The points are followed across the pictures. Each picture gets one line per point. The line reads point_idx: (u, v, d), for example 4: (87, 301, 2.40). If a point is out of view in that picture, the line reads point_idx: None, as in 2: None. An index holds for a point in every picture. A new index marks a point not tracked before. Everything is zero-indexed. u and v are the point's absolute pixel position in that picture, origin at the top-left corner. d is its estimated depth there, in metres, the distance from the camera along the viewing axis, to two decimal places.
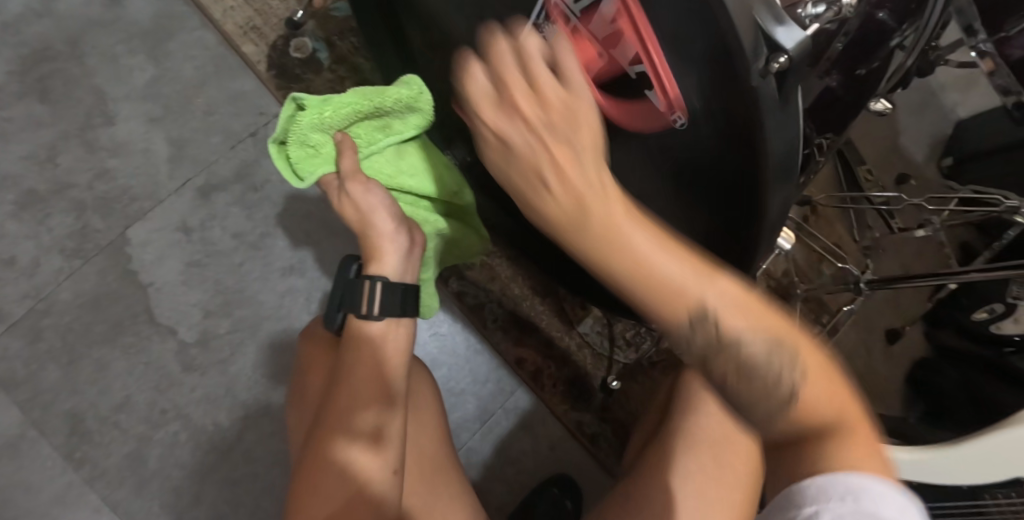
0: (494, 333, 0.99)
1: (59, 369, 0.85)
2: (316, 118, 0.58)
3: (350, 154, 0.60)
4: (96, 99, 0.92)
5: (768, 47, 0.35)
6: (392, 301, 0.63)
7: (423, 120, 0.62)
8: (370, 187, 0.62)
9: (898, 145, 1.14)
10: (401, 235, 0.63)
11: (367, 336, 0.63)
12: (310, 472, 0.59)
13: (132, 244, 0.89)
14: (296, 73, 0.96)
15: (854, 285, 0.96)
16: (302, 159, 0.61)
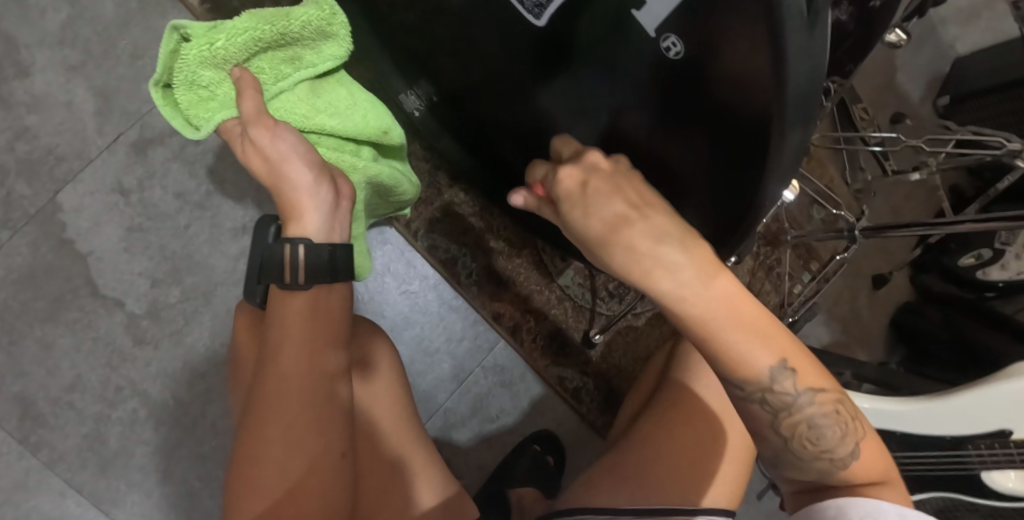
0: (470, 289, 0.93)
1: (2, 351, 0.79)
2: (204, 49, 0.48)
3: (251, 95, 0.50)
4: (5, 46, 0.80)
5: None
6: (319, 265, 0.53)
7: (341, 50, 0.56)
8: (279, 132, 0.51)
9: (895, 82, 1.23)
10: (323, 187, 0.53)
11: (292, 308, 0.53)
12: (243, 464, 0.52)
13: (64, 210, 0.81)
14: (232, 6, 0.84)
15: (848, 233, 0.97)
16: (194, 103, 0.51)
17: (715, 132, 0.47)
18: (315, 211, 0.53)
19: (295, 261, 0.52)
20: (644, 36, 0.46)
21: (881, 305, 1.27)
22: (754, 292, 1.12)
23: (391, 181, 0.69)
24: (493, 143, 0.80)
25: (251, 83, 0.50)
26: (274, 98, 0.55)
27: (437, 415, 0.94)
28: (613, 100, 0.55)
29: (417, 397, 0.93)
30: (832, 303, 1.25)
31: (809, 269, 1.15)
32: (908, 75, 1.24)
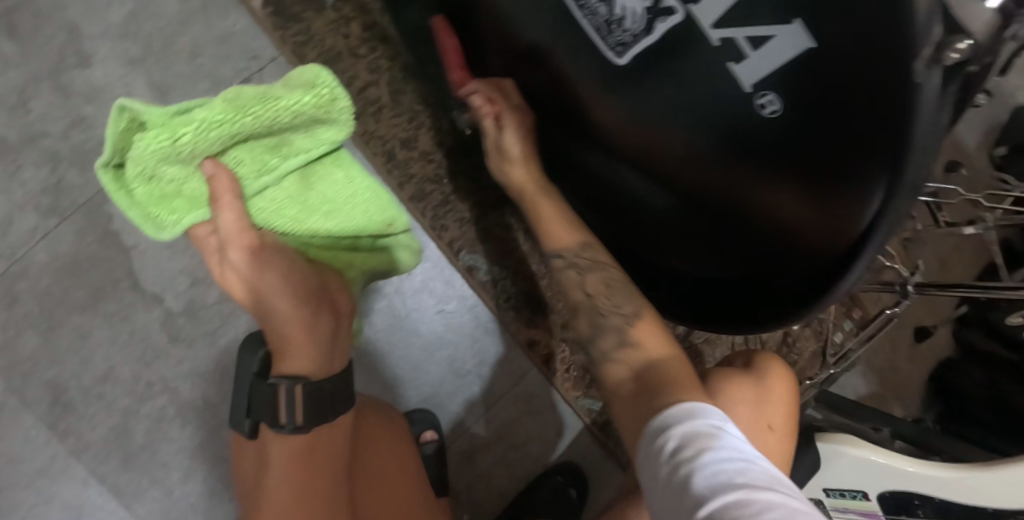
0: (506, 314, 0.90)
1: (39, 336, 0.79)
2: (168, 142, 0.46)
3: (228, 209, 0.52)
4: (68, 35, 0.80)
5: (944, 27, 0.31)
6: (310, 408, 0.60)
7: (336, 137, 0.56)
8: (260, 251, 0.56)
9: (951, 129, 1.21)
10: (317, 315, 0.60)
11: (289, 447, 0.60)
12: None
13: (112, 202, 0.81)
14: (294, 11, 0.84)
15: (900, 289, 0.94)
16: (156, 198, 0.51)
17: (811, 188, 0.43)
18: (312, 347, 0.61)
19: (294, 397, 0.59)
20: (741, 89, 0.43)
21: (919, 361, 1.26)
22: (792, 337, 1.10)
23: (385, 265, 0.69)
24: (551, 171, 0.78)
25: (224, 177, 0.51)
26: (253, 194, 0.55)
27: (463, 438, 0.93)
28: (687, 149, 0.52)
29: (444, 417, 0.92)
30: (870, 354, 1.26)
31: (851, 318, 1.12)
32: (963, 123, 1.21)
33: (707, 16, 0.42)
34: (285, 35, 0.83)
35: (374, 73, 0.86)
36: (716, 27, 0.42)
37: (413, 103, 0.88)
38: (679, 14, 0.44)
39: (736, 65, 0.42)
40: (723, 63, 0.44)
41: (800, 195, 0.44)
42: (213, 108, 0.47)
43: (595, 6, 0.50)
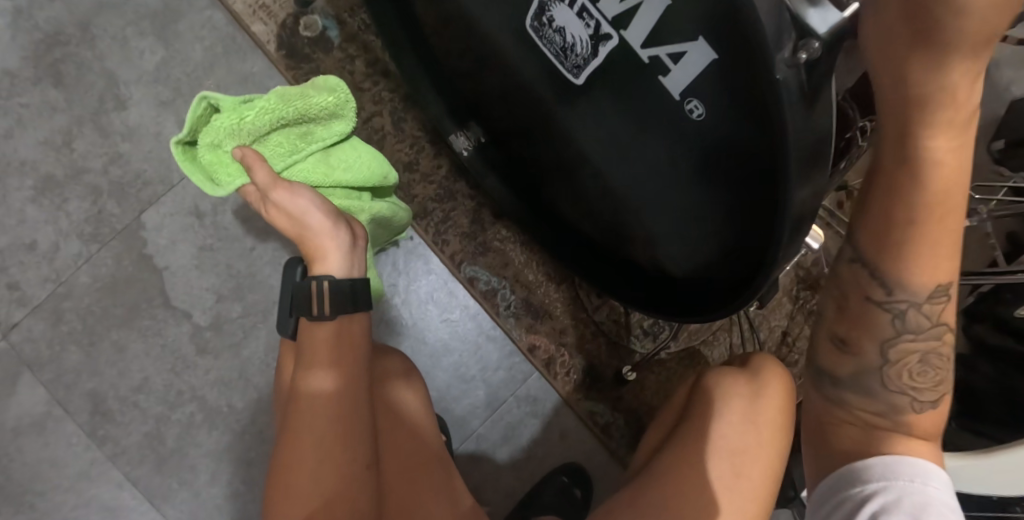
0: (507, 321, 0.97)
1: (81, 351, 0.88)
2: (234, 120, 0.63)
3: (258, 164, 0.61)
4: (107, 82, 0.91)
5: (797, 32, 0.35)
6: (341, 296, 0.66)
7: (346, 127, 0.71)
8: (296, 190, 0.64)
9: None
10: (341, 230, 0.67)
11: (317, 335, 0.66)
12: (278, 475, 0.64)
13: (146, 228, 0.90)
14: (305, 52, 0.94)
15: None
16: (216, 162, 0.65)
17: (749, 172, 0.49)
18: (337, 251, 0.66)
19: (322, 292, 0.65)
20: (671, 100, 0.52)
21: None
22: None
23: (391, 214, 0.82)
24: (542, 184, 0.87)
25: (254, 155, 0.61)
26: (285, 169, 0.69)
27: (469, 440, 0.98)
28: (642, 160, 0.62)
29: (451, 420, 0.98)
30: None
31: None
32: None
33: (634, 42, 0.51)
34: (298, 74, 0.93)
35: (377, 104, 0.95)
36: (644, 46, 0.50)
37: (414, 129, 0.96)
38: (614, 39, 0.53)
39: (663, 79, 0.51)
40: (654, 76, 0.52)
41: (740, 182, 0.51)
42: (269, 99, 0.64)
43: (551, 36, 0.60)
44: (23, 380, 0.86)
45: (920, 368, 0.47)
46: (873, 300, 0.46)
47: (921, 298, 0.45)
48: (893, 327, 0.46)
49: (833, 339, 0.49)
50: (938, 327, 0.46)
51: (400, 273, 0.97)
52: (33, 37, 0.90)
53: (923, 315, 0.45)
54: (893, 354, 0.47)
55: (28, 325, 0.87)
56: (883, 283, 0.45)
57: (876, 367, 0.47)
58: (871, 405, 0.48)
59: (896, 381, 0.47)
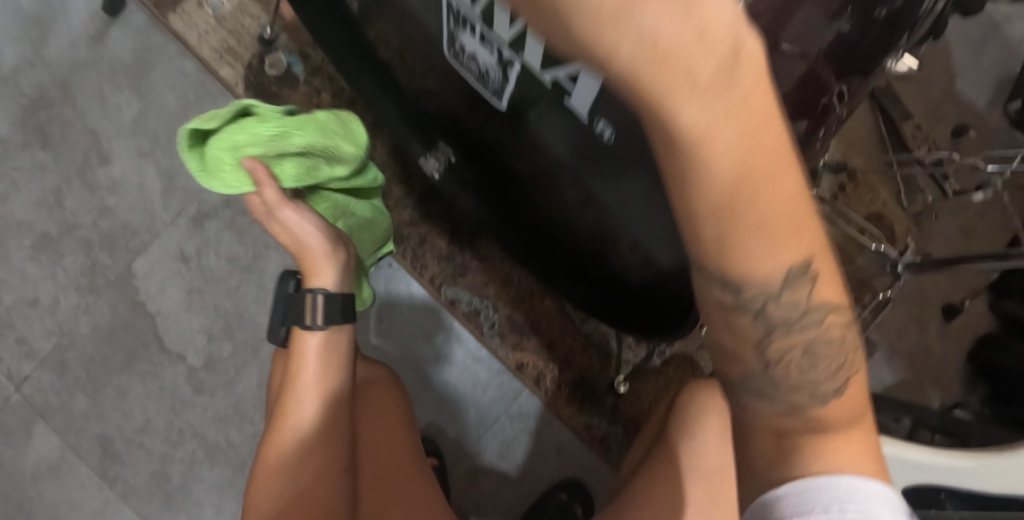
0: (493, 339, 0.96)
1: (87, 397, 0.92)
2: (267, 138, 0.52)
3: (269, 186, 0.54)
4: (90, 139, 0.95)
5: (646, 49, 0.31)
6: (334, 310, 0.63)
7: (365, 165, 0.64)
8: (301, 212, 0.58)
9: (953, 90, 1.16)
10: (338, 253, 0.62)
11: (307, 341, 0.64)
12: (264, 480, 0.61)
13: (137, 276, 0.93)
14: (273, 90, 0.95)
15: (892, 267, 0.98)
16: (222, 161, 0.53)
17: None
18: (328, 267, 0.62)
19: (316, 304, 0.62)
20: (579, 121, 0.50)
21: (950, 339, 1.18)
22: None
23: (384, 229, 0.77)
24: (512, 201, 0.86)
25: (265, 174, 0.53)
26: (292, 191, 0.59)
27: (465, 460, 0.99)
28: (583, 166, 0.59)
29: (445, 441, 0.98)
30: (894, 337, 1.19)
31: (862, 303, 1.09)
32: (969, 83, 1.16)
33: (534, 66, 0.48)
34: None
35: None
36: (546, 70, 0.48)
37: (386, 157, 0.97)
38: (516, 64, 0.50)
39: (568, 101, 0.48)
40: (563, 99, 0.49)
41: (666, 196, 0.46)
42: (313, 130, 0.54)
43: (467, 62, 0.58)
44: (37, 428, 0.92)
45: (808, 362, 0.43)
46: (726, 306, 0.40)
47: (778, 293, 0.40)
48: (760, 328, 0.42)
49: (715, 343, 0.45)
50: (812, 315, 0.42)
51: (382, 298, 0.98)
52: (20, 103, 0.95)
53: (789, 306, 0.41)
54: (774, 355, 0.43)
55: (38, 376, 0.92)
56: (731, 287, 0.39)
57: (760, 368, 0.44)
58: (769, 404, 0.45)
59: (787, 375, 0.43)
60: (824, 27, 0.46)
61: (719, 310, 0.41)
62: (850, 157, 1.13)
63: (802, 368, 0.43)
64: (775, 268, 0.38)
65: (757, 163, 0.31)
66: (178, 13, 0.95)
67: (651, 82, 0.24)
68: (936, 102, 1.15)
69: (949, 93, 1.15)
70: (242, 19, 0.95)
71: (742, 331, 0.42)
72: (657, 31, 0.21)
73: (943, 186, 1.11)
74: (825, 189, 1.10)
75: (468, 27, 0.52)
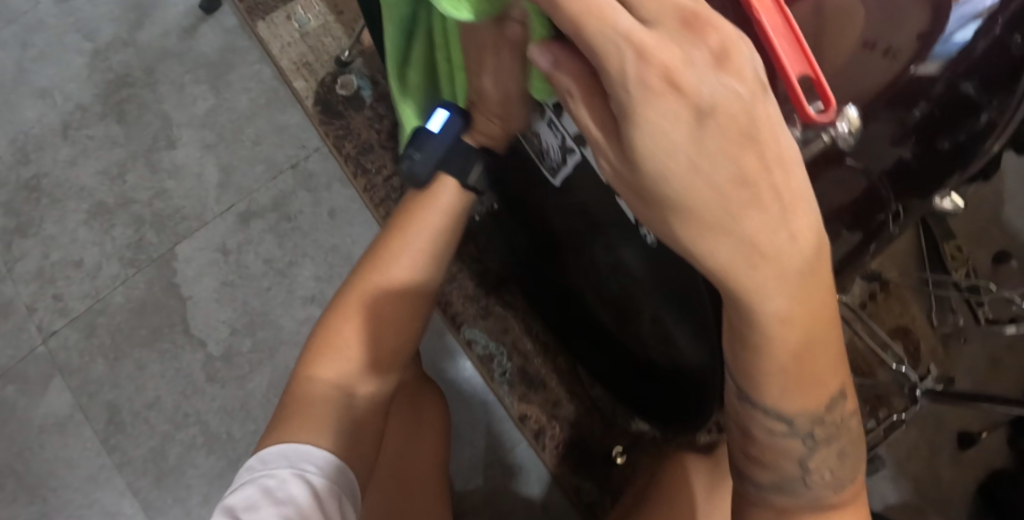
0: (501, 387, 0.98)
1: (107, 363, 0.96)
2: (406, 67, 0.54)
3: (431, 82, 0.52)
4: (163, 124, 1.01)
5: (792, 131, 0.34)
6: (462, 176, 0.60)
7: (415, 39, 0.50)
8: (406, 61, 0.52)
9: (1001, 215, 1.14)
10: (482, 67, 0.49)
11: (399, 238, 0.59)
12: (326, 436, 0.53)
13: (178, 258, 0.98)
14: (338, 109, 0.99)
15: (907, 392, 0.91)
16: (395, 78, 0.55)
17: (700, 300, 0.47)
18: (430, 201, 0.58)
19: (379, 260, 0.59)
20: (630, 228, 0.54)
21: (963, 468, 1.08)
22: None
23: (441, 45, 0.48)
24: (538, 250, 0.87)
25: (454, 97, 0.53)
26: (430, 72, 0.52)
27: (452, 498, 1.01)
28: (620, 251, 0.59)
29: None
30: (902, 457, 1.09)
31: (875, 418, 0.98)
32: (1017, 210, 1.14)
33: None
34: (328, 129, 0.98)
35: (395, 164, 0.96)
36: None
37: None
38: (578, 154, 0.51)
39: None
40: None
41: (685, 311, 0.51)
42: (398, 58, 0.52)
43: (529, 138, 0.57)
44: (53, 383, 0.96)
45: (836, 464, 0.43)
46: (776, 432, 0.40)
47: (822, 418, 0.39)
48: (804, 447, 0.41)
49: (745, 454, 0.44)
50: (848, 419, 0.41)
51: None
52: (106, 78, 1.02)
53: (828, 425, 0.40)
54: (811, 464, 0.42)
55: (66, 334, 0.97)
56: (784, 419, 0.37)
57: (796, 473, 0.43)
58: (797, 500, 0.44)
59: (818, 479, 0.43)
60: (885, 150, 0.44)
61: (766, 435, 0.40)
62: (886, 267, 1.05)
63: (833, 470, 0.43)
64: (824, 401, 0.37)
65: (823, 337, 0.32)
66: (266, 22, 1.00)
67: (745, 280, 0.26)
68: (979, 224, 1.13)
69: (995, 217, 1.13)
70: (324, 37, 1.00)
71: (780, 452, 0.41)
72: (756, 239, 0.25)
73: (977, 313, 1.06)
74: (853, 294, 1.01)
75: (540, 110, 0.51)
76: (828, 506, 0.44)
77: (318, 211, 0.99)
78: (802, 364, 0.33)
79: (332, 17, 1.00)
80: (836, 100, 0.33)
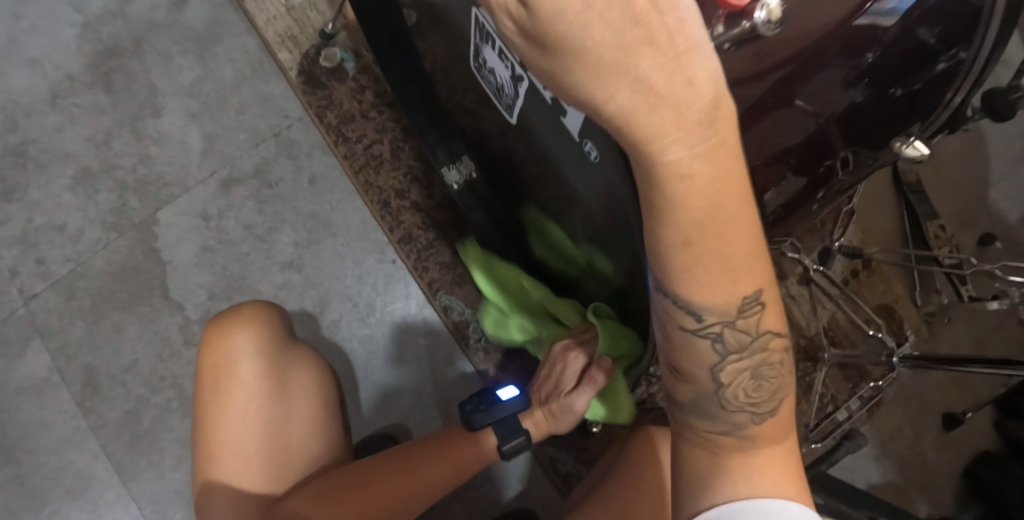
0: (477, 354, 0.93)
1: (85, 326, 0.96)
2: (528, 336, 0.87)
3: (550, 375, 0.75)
4: (149, 93, 1.03)
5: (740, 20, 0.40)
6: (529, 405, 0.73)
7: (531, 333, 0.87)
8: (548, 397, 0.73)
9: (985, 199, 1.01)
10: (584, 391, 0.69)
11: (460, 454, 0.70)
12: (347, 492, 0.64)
13: (159, 224, 0.99)
14: (322, 80, 1.00)
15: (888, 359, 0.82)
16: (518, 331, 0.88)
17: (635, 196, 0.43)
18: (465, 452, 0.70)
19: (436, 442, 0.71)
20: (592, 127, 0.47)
21: (947, 451, 0.96)
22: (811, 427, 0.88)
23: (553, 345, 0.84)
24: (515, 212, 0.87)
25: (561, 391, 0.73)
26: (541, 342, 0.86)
27: None
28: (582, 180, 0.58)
29: None
30: (887, 436, 0.97)
31: (859, 396, 0.89)
32: (1005, 194, 1.01)
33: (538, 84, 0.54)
34: (312, 100, 1.00)
35: (380, 132, 0.99)
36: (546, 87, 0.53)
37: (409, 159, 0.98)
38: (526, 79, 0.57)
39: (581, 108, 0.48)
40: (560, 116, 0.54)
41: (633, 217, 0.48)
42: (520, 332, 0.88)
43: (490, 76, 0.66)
44: (33, 345, 0.96)
45: (754, 384, 0.43)
46: (687, 329, 0.41)
47: (732, 316, 0.41)
48: (715, 353, 0.42)
49: (669, 367, 0.45)
50: (761, 339, 0.42)
51: (378, 292, 0.97)
52: (95, 48, 1.04)
53: (742, 332, 0.42)
54: (725, 377, 0.43)
55: (47, 296, 0.97)
56: (693, 312, 0.40)
57: (714, 391, 0.43)
58: (711, 419, 0.44)
59: (734, 396, 0.43)
60: (839, 92, 0.45)
61: (680, 334, 0.42)
62: (868, 243, 0.93)
63: (752, 388, 0.43)
64: (733, 297, 0.40)
65: (725, 205, 0.36)
66: None
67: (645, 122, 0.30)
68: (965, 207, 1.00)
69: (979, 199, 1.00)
70: (310, 12, 1.02)
71: (690, 351, 0.43)
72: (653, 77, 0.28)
73: (959, 290, 0.90)
74: (835, 271, 0.90)
75: (492, 43, 0.60)
76: (742, 424, 0.44)
77: (299, 179, 1.00)
78: (707, 234, 0.37)
79: None
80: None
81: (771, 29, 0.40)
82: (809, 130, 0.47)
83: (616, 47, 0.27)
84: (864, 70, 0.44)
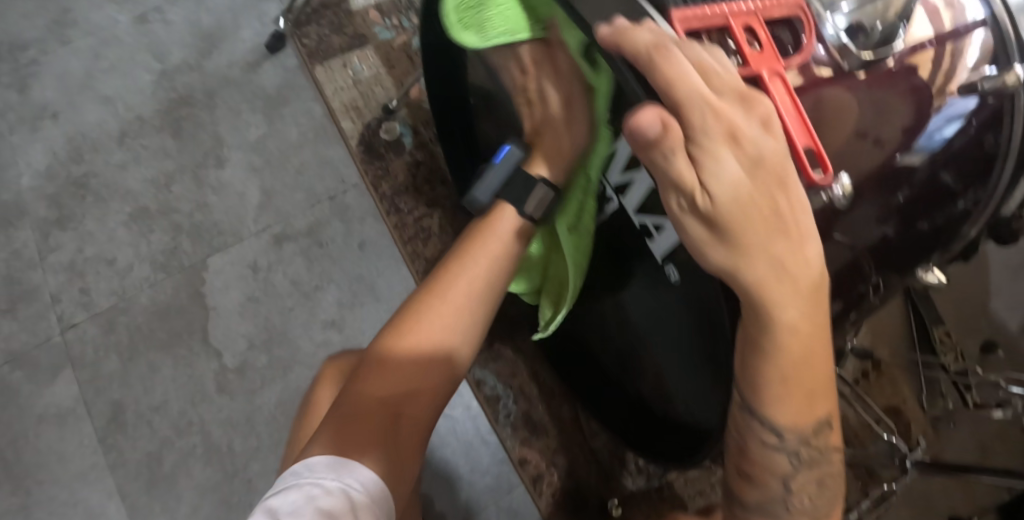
0: (504, 429, 0.98)
1: (119, 361, 0.98)
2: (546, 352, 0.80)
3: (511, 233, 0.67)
4: (214, 144, 1.08)
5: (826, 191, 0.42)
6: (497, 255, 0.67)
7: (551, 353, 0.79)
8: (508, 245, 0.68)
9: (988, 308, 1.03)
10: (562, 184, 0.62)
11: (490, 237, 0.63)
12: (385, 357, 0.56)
13: (208, 270, 1.02)
14: (380, 151, 1.06)
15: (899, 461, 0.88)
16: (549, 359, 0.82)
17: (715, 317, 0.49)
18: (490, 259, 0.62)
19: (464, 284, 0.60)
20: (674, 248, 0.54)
21: None
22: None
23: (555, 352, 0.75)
24: None
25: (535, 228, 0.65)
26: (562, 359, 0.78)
27: None
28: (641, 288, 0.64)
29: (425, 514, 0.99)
30: None
31: (867, 496, 0.93)
32: (1006, 304, 1.03)
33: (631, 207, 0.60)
34: (369, 169, 1.06)
35: (430, 206, 1.03)
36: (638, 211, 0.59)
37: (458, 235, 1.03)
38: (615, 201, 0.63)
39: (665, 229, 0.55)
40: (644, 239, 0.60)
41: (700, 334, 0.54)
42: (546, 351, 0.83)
43: None
44: (64, 375, 0.97)
45: (818, 492, 0.47)
46: (768, 442, 0.45)
47: (808, 434, 0.45)
48: (789, 464, 0.46)
49: (738, 471, 0.49)
50: (829, 455, 0.47)
51: None
52: (168, 96, 1.10)
53: (814, 448, 0.46)
54: (794, 485, 0.47)
55: (85, 328, 0.99)
56: (776, 429, 0.45)
57: (781, 498, 0.47)
58: None
59: (799, 504, 0.47)
60: (871, 227, 0.46)
61: (759, 446, 0.46)
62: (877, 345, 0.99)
63: (816, 499, 0.47)
64: (811, 420, 0.45)
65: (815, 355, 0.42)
66: (324, 66, 1.10)
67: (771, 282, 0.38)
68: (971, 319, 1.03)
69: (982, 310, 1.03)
70: (375, 87, 1.08)
71: (764, 463, 0.47)
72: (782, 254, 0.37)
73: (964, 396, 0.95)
74: (847, 370, 0.97)
75: None
76: None
77: (349, 242, 1.05)
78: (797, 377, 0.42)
79: (385, 69, 1.09)
80: (832, 167, 0.40)
81: (843, 201, 0.42)
82: (839, 264, 0.47)
83: (761, 223, 0.36)
84: (897, 207, 0.46)
